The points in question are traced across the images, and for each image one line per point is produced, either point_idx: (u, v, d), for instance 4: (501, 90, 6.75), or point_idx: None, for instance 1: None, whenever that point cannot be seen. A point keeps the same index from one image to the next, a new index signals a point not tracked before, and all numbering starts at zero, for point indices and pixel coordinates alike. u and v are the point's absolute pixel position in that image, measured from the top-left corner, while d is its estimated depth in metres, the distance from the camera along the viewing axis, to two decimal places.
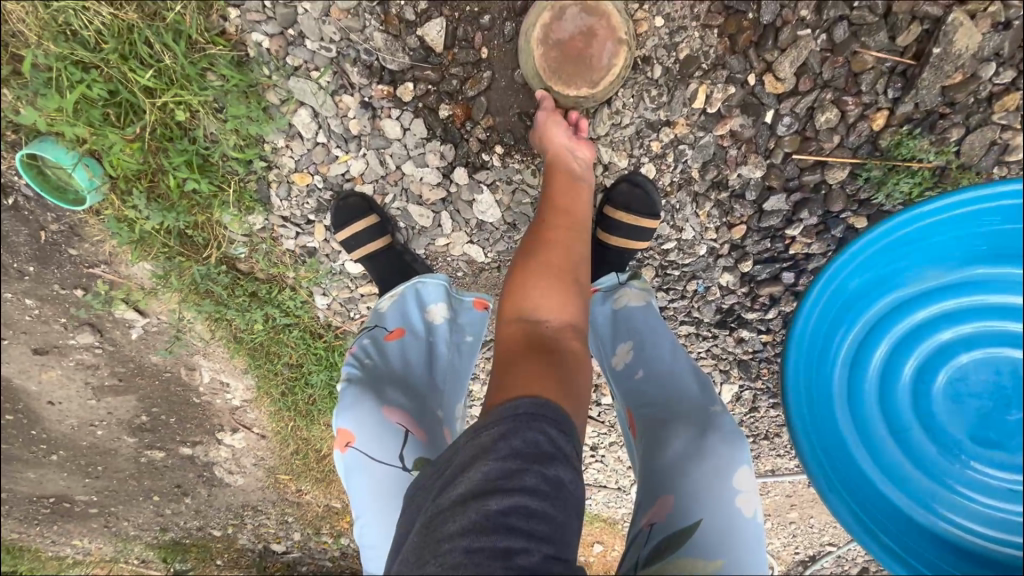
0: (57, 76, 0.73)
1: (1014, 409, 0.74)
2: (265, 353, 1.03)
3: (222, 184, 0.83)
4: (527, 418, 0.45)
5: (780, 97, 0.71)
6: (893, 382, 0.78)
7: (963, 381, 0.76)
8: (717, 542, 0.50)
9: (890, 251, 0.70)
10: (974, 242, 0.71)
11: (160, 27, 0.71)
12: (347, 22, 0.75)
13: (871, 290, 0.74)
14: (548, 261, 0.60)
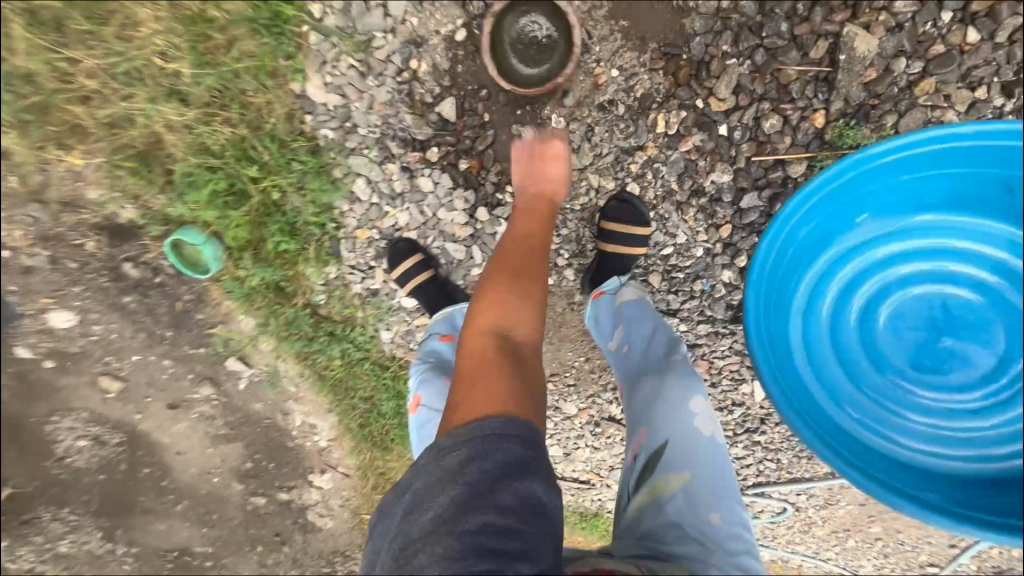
0: (195, 178, 1.02)
1: (943, 336, 0.84)
2: (343, 389, 1.24)
3: (306, 244, 1.09)
4: (500, 436, 0.54)
5: (726, 113, 0.87)
6: (840, 321, 0.88)
7: (904, 317, 0.86)
8: (683, 458, 0.62)
9: (841, 196, 0.76)
10: (909, 191, 0.79)
11: (263, 136, 1.00)
12: (385, 111, 1.00)
13: (821, 238, 0.82)
14: (528, 287, 0.71)
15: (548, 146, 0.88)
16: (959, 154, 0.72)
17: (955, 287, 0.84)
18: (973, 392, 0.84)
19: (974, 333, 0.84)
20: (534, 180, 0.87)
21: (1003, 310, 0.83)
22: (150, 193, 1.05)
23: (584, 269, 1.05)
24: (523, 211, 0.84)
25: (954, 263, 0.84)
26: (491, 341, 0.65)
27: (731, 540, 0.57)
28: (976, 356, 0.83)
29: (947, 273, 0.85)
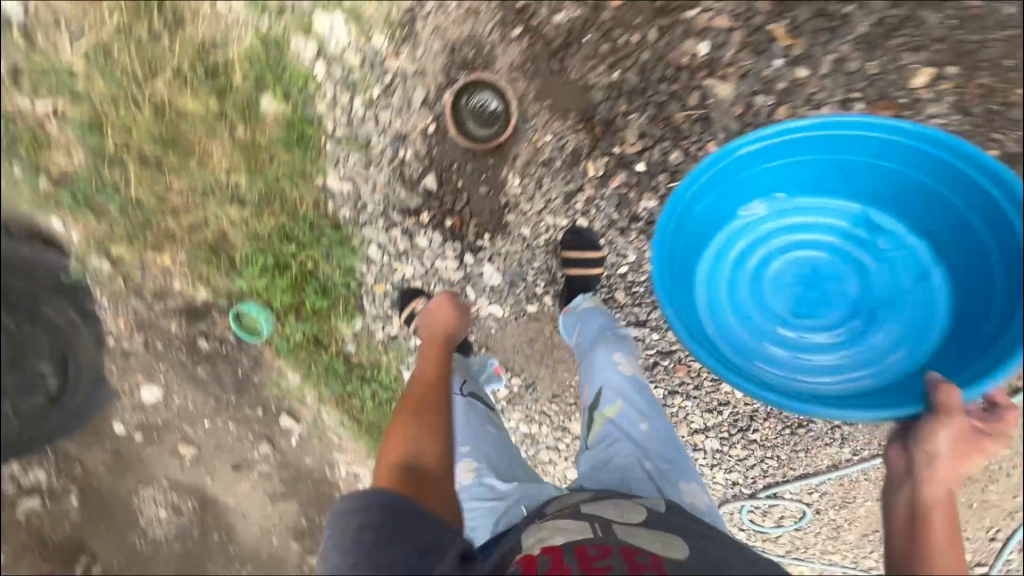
0: (252, 258, 1.31)
1: (818, 291, 0.99)
2: (377, 431, 1.45)
3: (337, 301, 1.35)
4: (409, 513, 0.61)
5: (638, 152, 1.10)
6: (733, 288, 1.02)
7: (786, 279, 1.01)
8: (614, 393, 0.90)
9: (717, 182, 0.93)
10: (766, 174, 0.95)
11: (299, 220, 1.26)
12: (384, 191, 1.23)
13: (708, 219, 0.98)
14: (431, 415, 0.79)
15: (439, 301, 1.14)
16: (799, 140, 0.89)
17: (824, 253, 1.00)
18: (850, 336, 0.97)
19: (844, 288, 0.98)
20: (433, 333, 1.08)
21: (856, 267, 0.98)
22: (219, 275, 1.34)
23: (557, 294, 1.25)
24: (423, 357, 1.02)
25: (813, 232, 1.00)
26: (400, 466, 0.69)
27: (657, 437, 0.85)
28: (847, 305, 0.98)
29: (817, 242, 1.00)
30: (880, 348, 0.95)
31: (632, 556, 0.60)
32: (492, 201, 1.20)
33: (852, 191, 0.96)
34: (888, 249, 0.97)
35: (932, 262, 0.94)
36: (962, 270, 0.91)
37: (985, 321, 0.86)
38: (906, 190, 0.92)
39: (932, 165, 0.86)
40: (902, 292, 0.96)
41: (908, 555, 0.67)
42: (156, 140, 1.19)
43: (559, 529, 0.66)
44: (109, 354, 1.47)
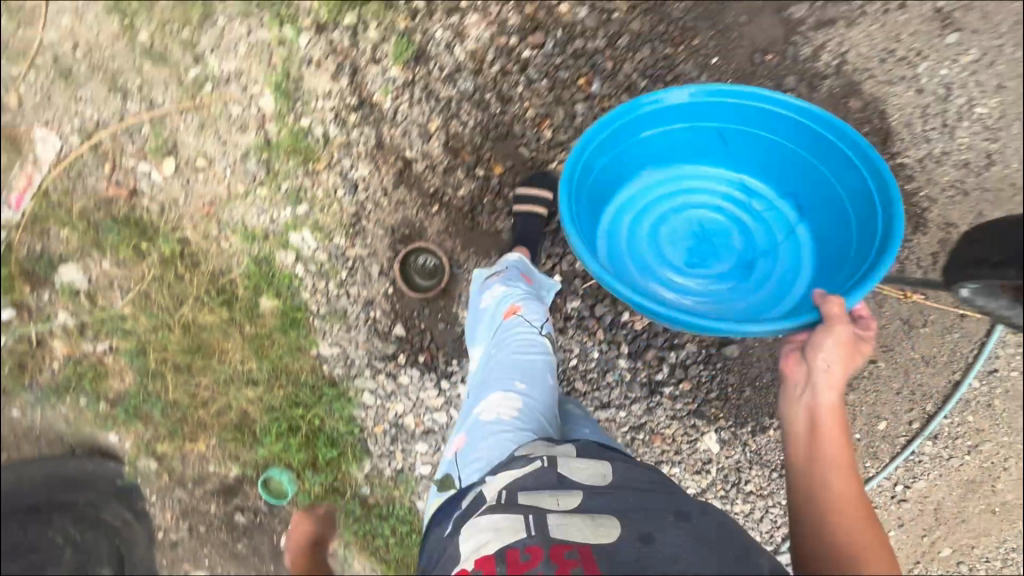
0: (272, 426, 1.54)
1: (703, 242, 1.29)
2: (404, 567, 1.52)
3: (346, 448, 1.52)
4: None
5: (551, 269, 1.43)
6: (634, 239, 1.31)
7: (678, 231, 1.30)
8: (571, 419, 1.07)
9: (618, 140, 1.16)
10: (661, 138, 1.22)
11: (304, 385, 1.51)
12: (366, 347, 1.48)
13: (609, 179, 1.25)
14: None
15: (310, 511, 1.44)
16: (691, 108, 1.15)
17: (709, 210, 1.30)
18: (727, 276, 1.28)
19: (723, 241, 1.29)
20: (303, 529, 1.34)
21: (736, 224, 1.29)
22: (245, 449, 1.56)
23: None
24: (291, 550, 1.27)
25: (703, 194, 1.30)
26: None
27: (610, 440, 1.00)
28: (726, 254, 1.29)
29: (703, 201, 1.30)
30: (755, 283, 1.26)
31: (561, 554, 0.68)
32: (453, 333, 1.45)
33: (727, 159, 1.27)
34: (763, 209, 1.27)
35: (796, 220, 1.25)
36: (817, 223, 1.21)
37: (834, 263, 1.16)
38: (775, 158, 1.21)
39: (794, 135, 1.14)
40: (775, 242, 1.27)
41: (810, 453, 0.77)
42: (185, 350, 1.50)
43: (494, 531, 0.73)
44: (159, 548, 1.61)
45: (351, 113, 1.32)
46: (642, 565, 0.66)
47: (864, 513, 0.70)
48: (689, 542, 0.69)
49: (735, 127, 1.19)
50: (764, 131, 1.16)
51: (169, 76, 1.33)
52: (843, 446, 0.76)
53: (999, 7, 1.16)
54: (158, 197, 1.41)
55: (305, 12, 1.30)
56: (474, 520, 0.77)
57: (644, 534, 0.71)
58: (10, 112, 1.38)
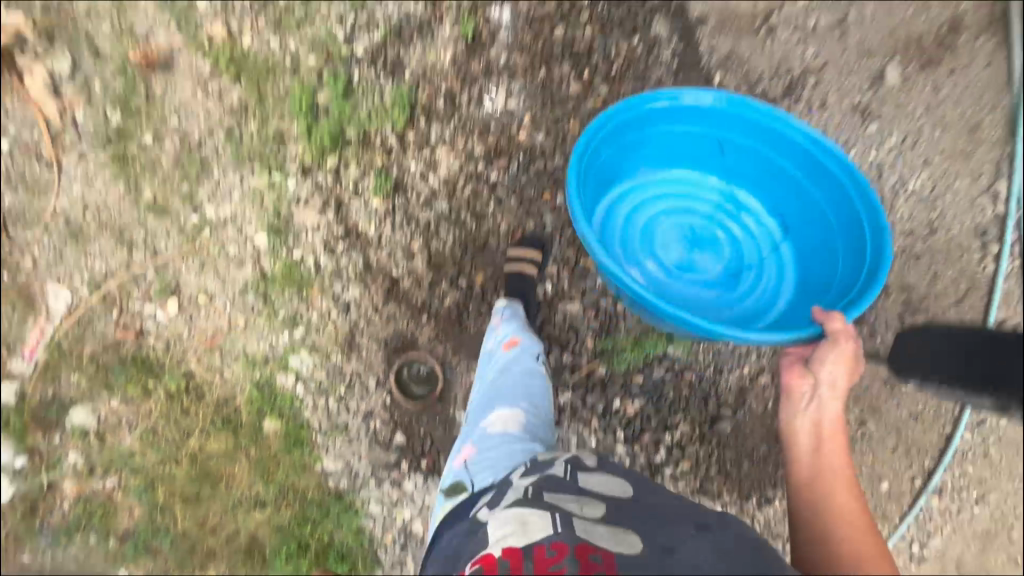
0: (281, 547, 1.54)
1: (693, 247, 1.35)
2: None
3: (357, 562, 1.52)
4: None
5: None
6: (625, 232, 1.34)
7: (670, 232, 1.35)
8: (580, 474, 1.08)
9: (623, 134, 1.20)
10: (664, 137, 1.27)
11: (311, 502, 1.52)
12: (369, 457, 1.51)
13: (608, 172, 1.28)
14: None
15: None
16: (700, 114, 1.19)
17: (702, 217, 1.35)
18: (712, 283, 1.33)
19: (712, 252, 1.35)
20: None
21: (726, 234, 1.35)
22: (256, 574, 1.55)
23: None
24: None
25: (698, 201, 1.35)
26: None
27: None
28: (714, 263, 1.34)
29: (696, 207, 1.35)
30: (739, 294, 1.32)
31: (585, 554, 0.71)
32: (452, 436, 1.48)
33: (724, 168, 1.32)
34: (752, 224, 1.34)
35: (782, 238, 1.32)
36: (801, 245, 1.29)
37: (818, 285, 1.23)
38: (772, 178, 1.27)
39: (794, 159, 1.20)
40: (761, 257, 1.33)
41: (813, 467, 0.88)
42: (194, 479, 1.53)
43: (521, 523, 0.77)
44: None
45: (339, 241, 1.42)
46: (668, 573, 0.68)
47: (864, 522, 0.79)
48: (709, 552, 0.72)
49: (737, 140, 1.24)
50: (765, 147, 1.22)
51: (171, 226, 1.43)
52: (841, 463, 0.87)
53: (911, 97, 1.25)
54: (163, 335, 1.48)
55: (292, 159, 1.38)
56: (505, 508, 0.82)
57: (665, 546, 0.73)
58: (24, 272, 1.47)
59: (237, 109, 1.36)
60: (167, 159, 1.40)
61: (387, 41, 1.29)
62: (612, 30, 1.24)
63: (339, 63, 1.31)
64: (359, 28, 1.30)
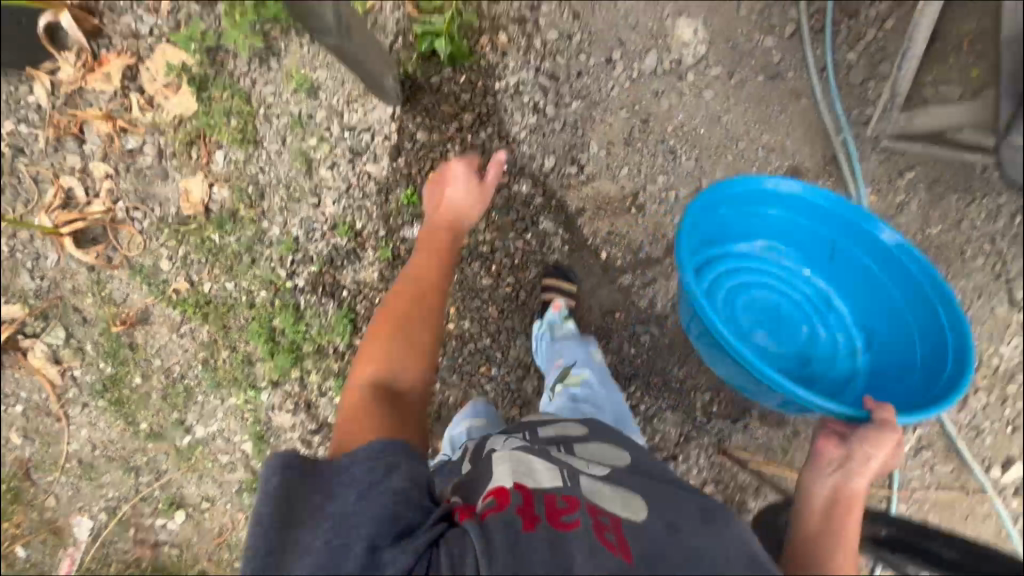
0: None
1: (777, 330, 1.45)
2: None
3: None
4: (367, 417, 0.77)
5: None
6: (712, 298, 1.44)
7: (756, 306, 1.46)
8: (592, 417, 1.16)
9: (718, 221, 1.30)
10: (770, 222, 1.37)
11: None
12: None
13: (705, 252, 1.37)
14: (410, 334, 0.90)
15: None
16: (808, 206, 1.27)
17: (790, 305, 1.45)
18: (786, 364, 1.42)
19: (798, 339, 1.44)
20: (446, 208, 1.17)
21: (809, 321, 1.44)
22: None
23: None
24: None
25: (789, 287, 1.46)
26: (376, 381, 0.84)
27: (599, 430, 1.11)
28: (795, 346, 1.44)
29: (786, 291, 1.46)
30: (808, 375, 1.40)
31: (597, 514, 0.67)
32: None
33: (819, 262, 1.41)
34: (835, 324, 1.42)
35: (862, 350, 1.39)
36: (882, 357, 1.34)
37: (889, 389, 1.30)
38: (870, 288, 1.35)
39: (891, 270, 1.27)
40: (836, 354, 1.41)
41: (826, 523, 0.92)
42: None
43: (528, 468, 0.72)
44: None
45: (313, 435, 1.59)
46: (673, 554, 0.64)
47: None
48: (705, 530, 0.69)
49: (840, 240, 1.31)
50: (865, 253, 1.29)
51: (168, 448, 1.64)
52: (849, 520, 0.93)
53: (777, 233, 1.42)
54: (176, 542, 1.66)
55: (260, 376, 1.58)
56: (504, 455, 0.75)
57: (670, 522, 0.69)
58: (49, 509, 1.67)
59: (206, 342, 1.58)
60: (156, 394, 1.61)
61: (323, 271, 1.51)
62: (507, 232, 1.44)
63: (286, 293, 1.53)
64: (298, 264, 1.51)
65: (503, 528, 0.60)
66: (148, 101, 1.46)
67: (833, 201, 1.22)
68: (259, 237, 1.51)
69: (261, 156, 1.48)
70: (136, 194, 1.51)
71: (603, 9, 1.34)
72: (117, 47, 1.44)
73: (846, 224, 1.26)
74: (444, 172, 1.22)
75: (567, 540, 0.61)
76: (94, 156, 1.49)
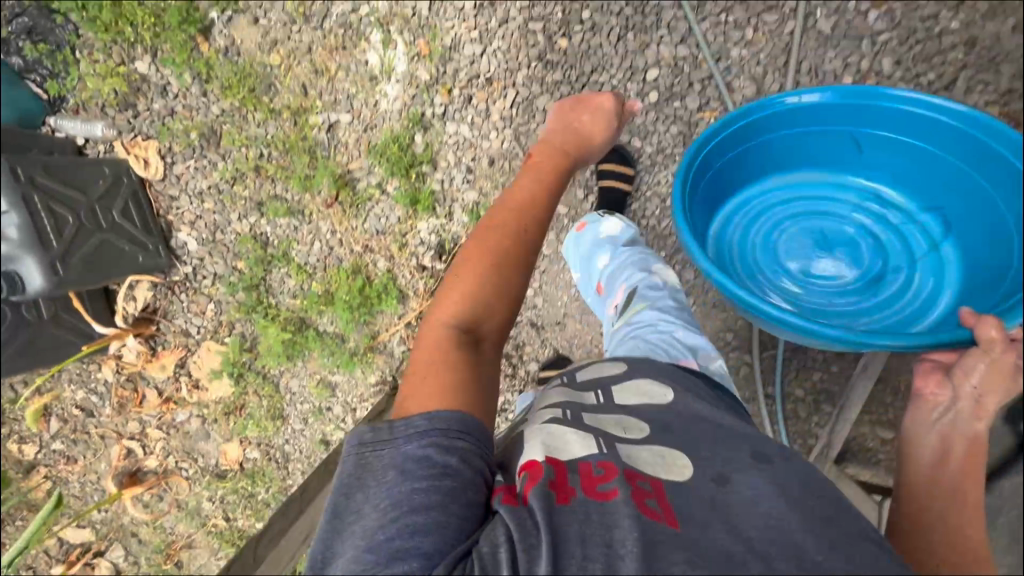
0: None
1: (835, 249, 1.25)
2: None
3: None
4: (444, 364, 0.75)
5: None
6: (745, 246, 1.28)
7: (799, 238, 1.27)
8: None
9: (733, 143, 1.16)
10: (796, 137, 1.21)
11: None
12: None
13: (715, 190, 1.24)
14: (495, 248, 0.85)
15: None
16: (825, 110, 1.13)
17: (840, 221, 1.26)
18: (857, 286, 1.22)
19: (862, 251, 1.24)
20: (561, 135, 1.06)
21: (867, 234, 1.24)
22: None
23: None
24: None
25: (831, 204, 1.28)
26: (456, 326, 0.80)
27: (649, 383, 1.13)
28: (860, 261, 1.23)
29: (832, 210, 1.27)
30: (887, 298, 1.20)
31: (634, 485, 0.65)
32: None
33: (859, 168, 1.25)
34: (898, 222, 1.23)
35: (942, 239, 1.18)
36: (968, 241, 1.13)
37: (992, 279, 1.07)
38: (927, 169, 1.15)
39: (953, 147, 1.07)
40: (913, 259, 1.21)
41: (943, 480, 0.85)
42: None
43: (563, 441, 0.71)
44: None
45: None
46: (721, 508, 0.63)
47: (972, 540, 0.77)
48: (772, 489, 0.65)
49: (873, 134, 1.15)
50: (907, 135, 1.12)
51: None
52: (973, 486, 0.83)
53: None
54: None
55: None
56: (533, 430, 0.75)
57: (719, 475, 0.68)
58: None
59: None
60: None
61: None
62: None
63: None
64: None
65: (538, 505, 0.61)
66: (195, 384, 1.73)
67: (861, 95, 1.07)
68: (282, 493, 1.72)
69: (286, 430, 1.70)
70: (183, 449, 1.78)
71: (579, 348, 1.51)
72: (171, 343, 1.71)
73: (879, 113, 1.10)
74: (589, 96, 1.10)
75: (605, 508, 0.62)
76: (150, 422, 1.78)
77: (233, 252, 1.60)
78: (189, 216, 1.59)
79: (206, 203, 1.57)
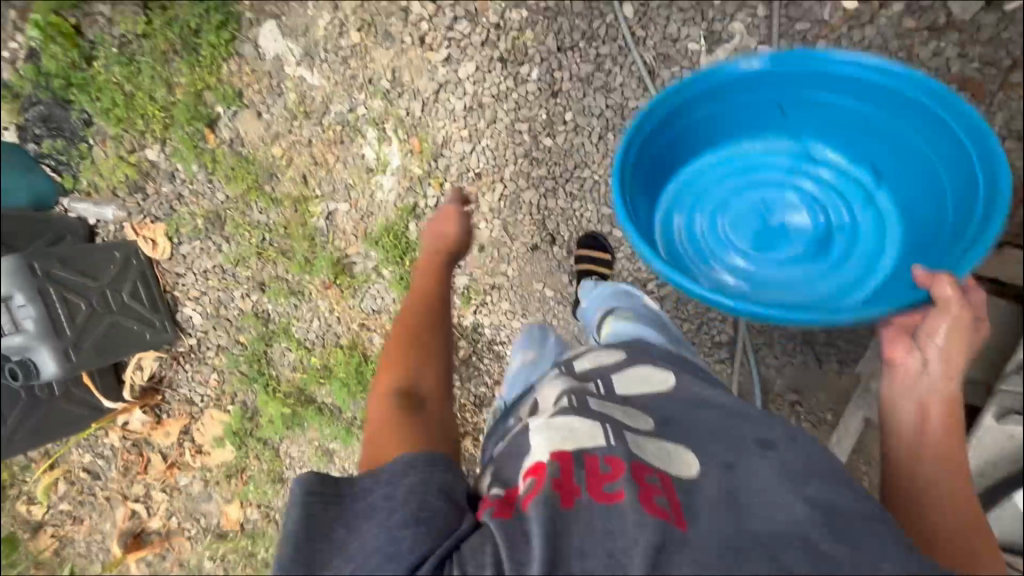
0: None
1: (778, 217, 1.27)
2: None
3: None
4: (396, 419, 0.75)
5: None
6: (693, 232, 1.30)
7: (744, 214, 1.29)
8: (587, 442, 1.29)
9: (670, 123, 1.16)
10: (728, 109, 1.21)
11: None
12: None
13: (655, 174, 1.25)
14: (422, 335, 0.90)
15: None
16: (757, 79, 1.13)
17: (779, 190, 1.28)
18: (803, 255, 1.24)
19: (803, 214, 1.27)
20: (433, 238, 1.16)
21: (807, 196, 1.27)
22: None
23: None
24: None
25: (768, 171, 1.29)
26: (400, 389, 0.81)
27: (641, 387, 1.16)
28: (802, 224, 1.26)
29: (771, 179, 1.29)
30: (832, 256, 1.24)
31: (642, 477, 0.69)
32: None
33: (790, 132, 1.27)
34: (833, 179, 1.26)
35: (875, 187, 1.23)
36: (901, 188, 1.19)
37: (930, 224, 1.11)
38: (853, 125, 1.18)
39: (881, 102, 1.10)
40: (852, 212, 1.25)
41: (929, 449, 0.87)
42: None
43: (569, 430, 0.75)
44: None
45: None
46: (735, 497, 0.67)
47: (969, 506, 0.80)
48: (777, 476, 0.70)
49: (798, 99, 1.17)
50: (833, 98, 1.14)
51: None
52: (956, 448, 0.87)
53: None
54: None
55: None
56: (540, 425, 0.78)
57: (726, 462, 0.73)
58: None
59: None
60: None
61: None
62: None
63: None
64: None
65: (548, 508, 0.63)
66: (198, 449, 1.80)
67: (794, 61, 1.07)
68: None
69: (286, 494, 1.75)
70: (185, 511, 1.84)
71: None
72: (175, 411, 1.78)
73: (805, 77, 1.11)
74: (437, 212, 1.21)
75: (609, 507, 0.64)
76: (154, 485, 1.84)
77: (236, 326, 1.67)
78: (194, 293, 1.67)
79: (211, 280, 1.65)
